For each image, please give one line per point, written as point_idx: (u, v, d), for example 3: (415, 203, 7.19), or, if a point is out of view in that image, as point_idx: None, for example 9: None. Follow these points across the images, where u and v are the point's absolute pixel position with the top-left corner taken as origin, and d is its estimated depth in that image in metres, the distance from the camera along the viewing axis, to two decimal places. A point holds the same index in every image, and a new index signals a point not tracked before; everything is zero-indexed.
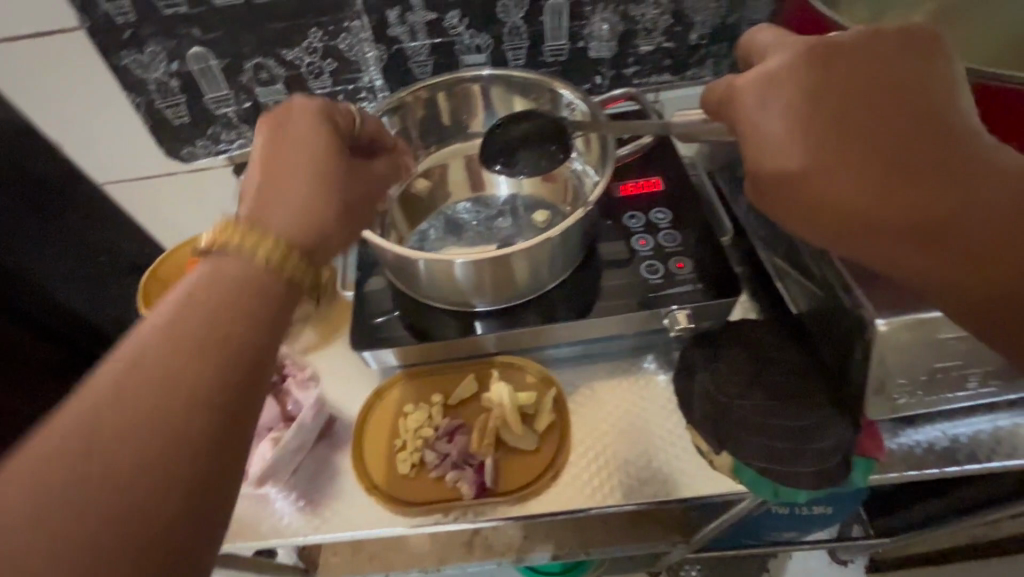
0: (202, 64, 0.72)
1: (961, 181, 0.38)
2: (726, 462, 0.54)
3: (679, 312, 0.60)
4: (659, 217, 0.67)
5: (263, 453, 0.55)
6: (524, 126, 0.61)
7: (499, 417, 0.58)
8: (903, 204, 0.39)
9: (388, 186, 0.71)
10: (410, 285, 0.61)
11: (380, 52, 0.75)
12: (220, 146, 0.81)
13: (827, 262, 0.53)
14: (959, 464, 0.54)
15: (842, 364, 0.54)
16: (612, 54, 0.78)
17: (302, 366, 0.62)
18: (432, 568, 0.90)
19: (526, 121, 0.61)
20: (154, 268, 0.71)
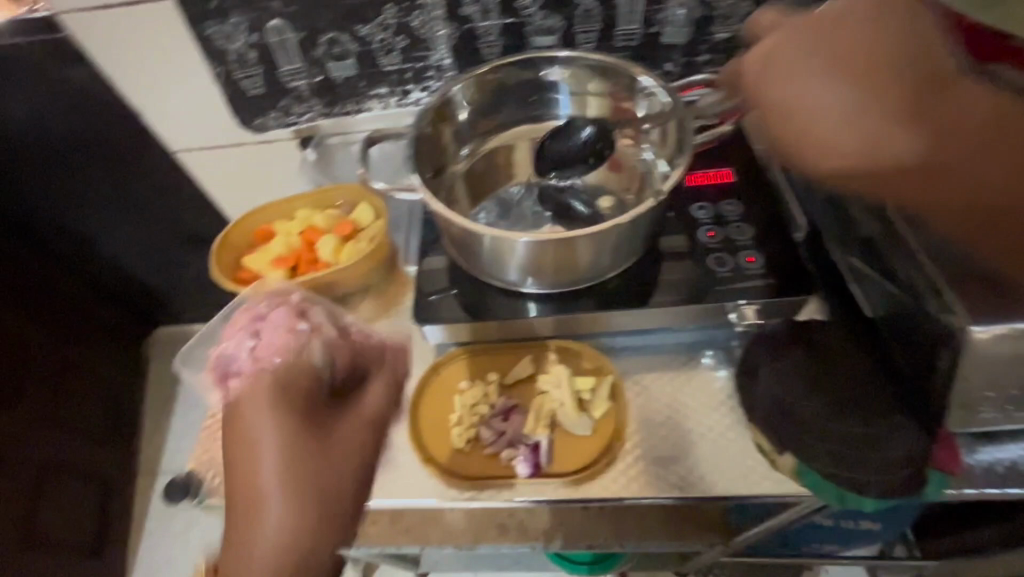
0: (279, 36, 0.74)
1: (1000, 159, 0.37)
2: (788, 464, 0.52)
3: (747, 307, 0.59)
4: (728, 209, 0.65)
5: (329, 416, 0.54)
6: (579, 133, 0.64)
7: (556, 400, 0.59)
8: (935, 156, 0.37)
9: (455, 162, 0.70)
10: (469, 262, 0.61)
11: (451, 31, 0.75)
12: (290, 119, 0.83)
13: (912, 264, 0.50)
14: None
15: (919, 372, 0.51)
16: (686, 40, 0.76)
17: (367, 334, 0.60)
18: (467, 546, 0.91)
19: (581, 128, 0.64)
20: (225, 233, 0.73)
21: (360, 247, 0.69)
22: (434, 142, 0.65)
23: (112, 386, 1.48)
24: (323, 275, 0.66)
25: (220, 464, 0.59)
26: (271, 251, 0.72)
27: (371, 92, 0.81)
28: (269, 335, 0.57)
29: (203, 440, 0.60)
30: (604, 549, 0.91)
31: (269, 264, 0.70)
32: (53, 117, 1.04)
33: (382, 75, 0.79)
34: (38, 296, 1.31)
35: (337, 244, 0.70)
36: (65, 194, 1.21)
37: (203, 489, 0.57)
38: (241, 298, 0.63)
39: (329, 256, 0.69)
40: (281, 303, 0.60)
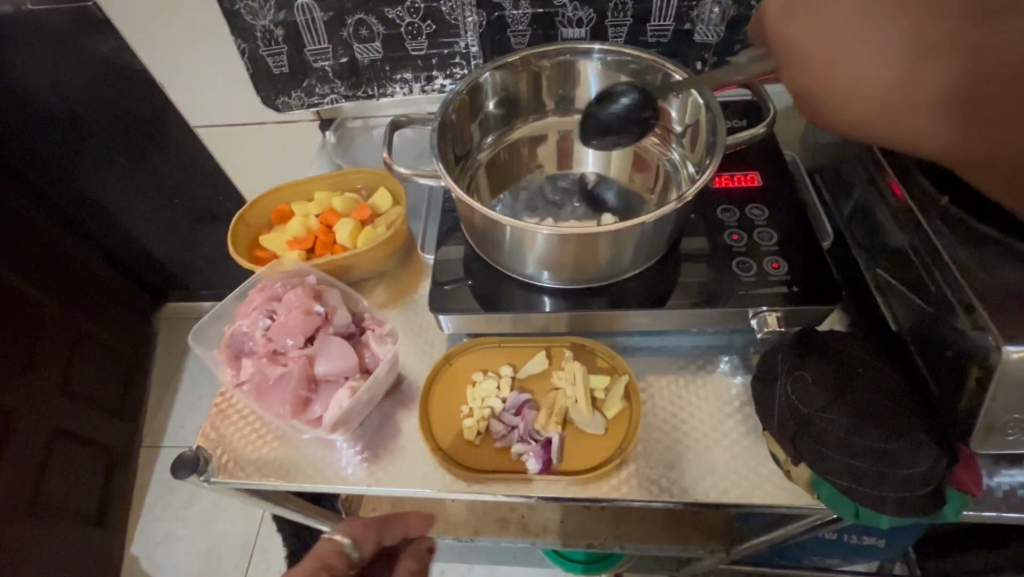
0: (307, 16, 0.73)
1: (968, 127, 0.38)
2: (803, 475, 0.52)
3: (768, 313, 0.57)
4: (755, 213, 0.64)
5: (339, 401, 0.53)
6: (615, 103, 0.58)
7: (569, 397, 0.58)
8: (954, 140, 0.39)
9: (479, 151, 0.70)
10: (490, 253, 0.60)
11: (480, 18, 0.74)
12: (312, 100, 0.82)
13: (948, 280, 0.49)
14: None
15: (947, 390, 0.50)
16: (719, 40, 0.74)
17: (382, 320, 0.60)
18: (467, 537, 0.91)
19: (618, 96, 0.58)
20: (244, 211, 0.73)
21: (378, 232, 0.68)
22: (459, 129, 0.65)
23: (120, 357, 1.49)
24: (341, 259, 0.65)
25: (229, 442, 0.59)
26: (289, 231, 0.71)
27: (395, 76, 0.80)
28: (284, 316, 0.57)
29: (213, 417, 0.60)
30: (604, 549, 0.90)
31: (287, 244, 0.70)
32: (75, 86, 1.04)
33: (408, 59, 0.79)
34: (52, 264, 1.32)
35: (354, 227, 0.69)
36: (83, 164, 1.21)
37: (212, 466, 0.57)
38: (258, 276, 0.62)
39: (346, 240, 0.68)
40: (296, 284, 0.60)
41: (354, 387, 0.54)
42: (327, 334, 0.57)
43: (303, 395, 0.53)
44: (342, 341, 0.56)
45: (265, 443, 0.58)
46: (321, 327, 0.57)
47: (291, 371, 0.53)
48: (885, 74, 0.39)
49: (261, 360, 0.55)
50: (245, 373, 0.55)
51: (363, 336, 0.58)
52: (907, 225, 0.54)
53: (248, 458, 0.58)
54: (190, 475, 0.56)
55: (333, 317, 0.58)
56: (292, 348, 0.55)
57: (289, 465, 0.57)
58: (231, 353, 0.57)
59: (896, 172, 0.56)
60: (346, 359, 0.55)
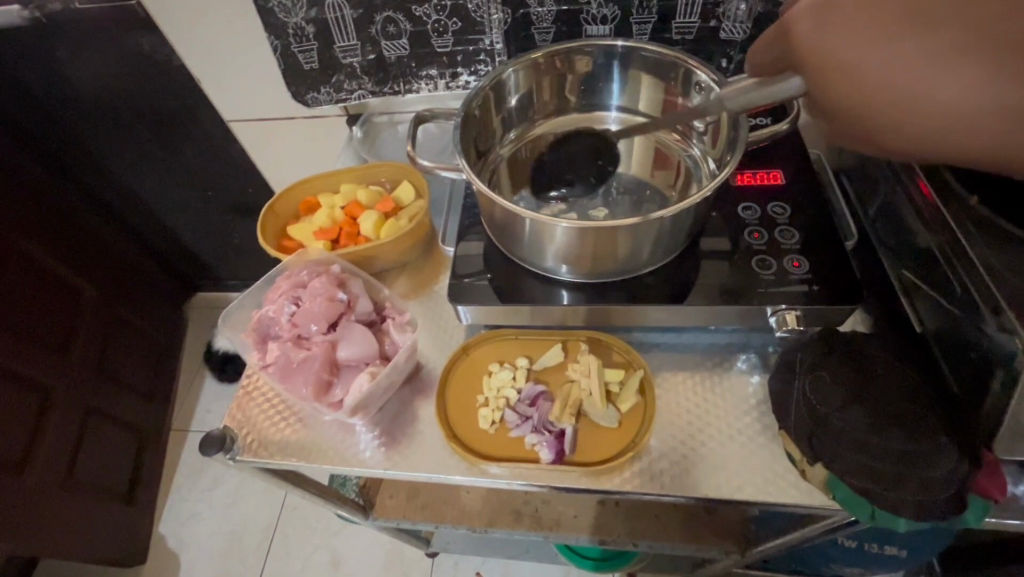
0: (337, 13, 0.75)
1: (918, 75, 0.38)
2: (819, 475, 0.51)
3: (788, 312, 0.56)
4: (776, 210, 0.63)
5: (359, 385, 0.55)
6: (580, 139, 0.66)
7: (584, 389, 0.58)
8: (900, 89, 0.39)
9: (500, 146, 0.71)
10: (509, 246, 0.61)
11: (505, 16, 0.75)
12: (341, 95, 0.85)
13: (975, 282, 0.48)
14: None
15: (971, 393, 0.49)
16: (745, 36, 0.74)
17: (402, 309, 0.61)
18: (481, 529, 0.92)
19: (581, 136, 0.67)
20: (274, 201, 0.75)
21: (401, 224, 0.70)
22: (482, 125, 0.66)
23: (153, 343, 1.55)
24: (365, 250, 0.67)
25: (254, 423, 0.61)
26: (316, 222, 0.73)
27: (421, 73, 0.82)
28: (309, 302, 0.58)
29: (239, 399, 0.63)
30: (617, 546, 0.90)
31: (313, 235, 0.72)
32: (116, 81, 1.09)
33: (433, 56, 0.80)
34: (92, 253, 1.38)
35: (378, 219, 0.71)
36: (123, 156, 1.27)
37: (237, 445, 0.59)
38: (285, 264, 0.64)
39: (370, 231, 0.70)
40: (321, 272, 0.62)
41: (374, 372, 0.56)
42: (349, 321, 0.58)
43: (325, 378, 0.55)
44: (364, 328, 0.58)
45: (288, 425, 0.61)
46: (344, 314, 0.59)
47: (314, 355, 0.55)
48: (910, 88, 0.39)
49: (286, 344, 0.56)
50: (271, 356, 0.57)
51: (383, 324, 0.60)
52: (933, 225, 0.53)
53: (272, 439, 0.60)
54: (217, 453, 0.58)
55: (355, 304, 0.59)
56: (316, 333, 0.57)
57: (311, 446, 0.59)
58: (257, 337, 0.59)
59: (923, 171, 0.55)
60: (367, 345, 0.57)
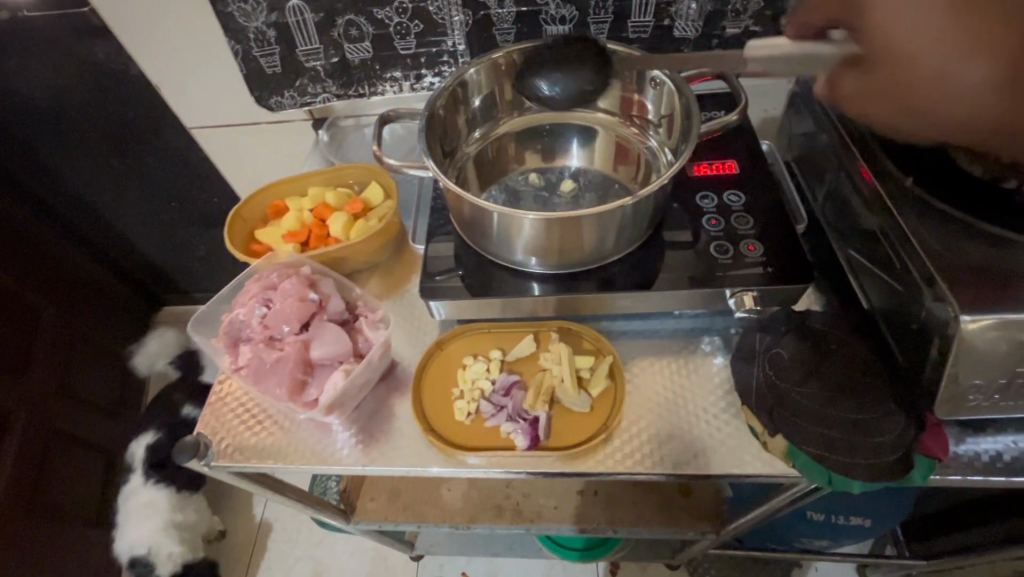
0: (299, 17, 0.75)
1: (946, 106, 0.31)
2: (779, 446, 0.54)
3: (743, 295, 0.59)
4: (731, 199, 0.66)
5: (333, 382, 0.55)
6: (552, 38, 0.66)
7: (555, 377, 0.60)
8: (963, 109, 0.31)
9: (467, 145, 0.72)
10: (480, 242, 0.63)
11: (466, 17, 0.77)
12: (305, 99, 0.85)
13: (911, 257, 0.51)
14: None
15: (913, 361, 0.53)
16: (697, 34, 0.77)
17: (374, 306, 0.62)
18: (463, 525, 0.93)
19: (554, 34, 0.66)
20: (240, 206, 0.74)
21: (371, 224, 0.71)
22: (447, 124, 0.67)
23: (117, 360, 1.50)
24: (334, 250, 0.67)
25: (228, 428, 0.61)
26: (284, 225, 0.73)
27: (386, 75, 0.83)
28: (279, 304, 0.58)
29: (212, 404, 0.62)
30: (598, 535, 0.92)
31: (282, 238, 0.72)
32: (70, 91, 1.06)
33: (397, 58, 0.81)
34: (47, 270, 1.33)
35: (347, 220, 0.71)
36: (78, 167, 1.23)
37: (211, 451, 0.59)
38: (254, 268, 0.64)
39: (339, 232, 0.71)
40: (292, 274, 0.62)
41: (348, 369, 0.56)
42: (322, 321, 0.58)
43: (299, 378, 0.55)
44: (337, 326, 0.58)
45: (264, 427, 0.60)
46: (316, 314, 0.59)
47: (287, 355, 0.55)
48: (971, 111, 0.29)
49: (257, 346, 0.56)
50: (242, 359, 0.56)
51: (356, 322, 0.60)
52: (874, 207, 0.57)
53: (248, 442, 0.60)
54: (191, 459, 0.58)
55: (327, 304, 0.59)
56: (288, 334, 0.57)
57: (286, 447, 0.59)
58: (228, 341, 0.58)
59: (862, 156, 0.59)
60: (340, 343, 0.57)
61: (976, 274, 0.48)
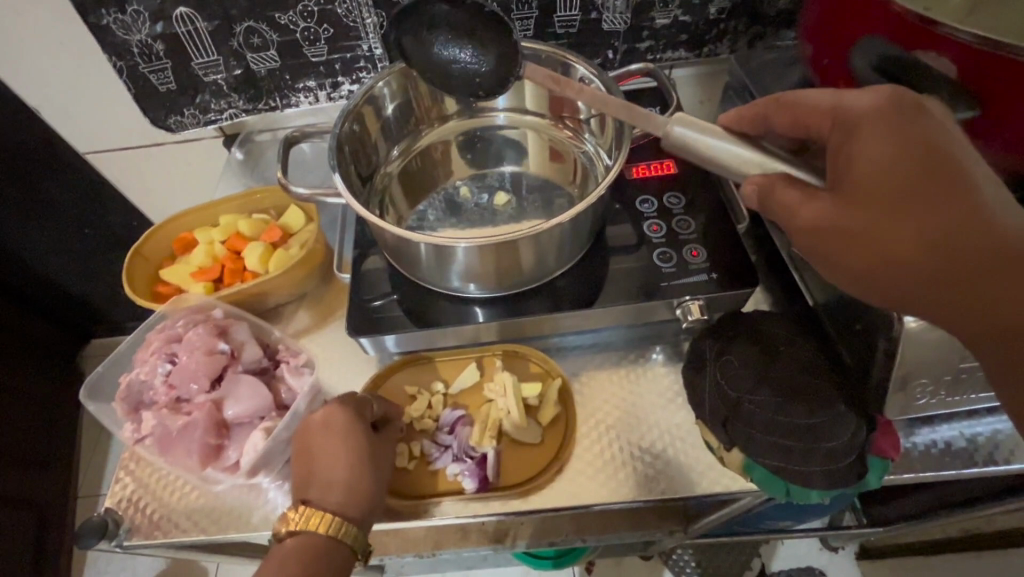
0: (189, 26, 0.67)
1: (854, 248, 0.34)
2: (735, 460, 0.52)
3: (691, 303, 0.57)
4: (672, 201, 0.64)
5: (253, 444, 0.49)
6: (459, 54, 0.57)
7: (501, 409, 0.56)
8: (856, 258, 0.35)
9: (386, 163, 0.67)
10: (409, 268, 0.57)
11: (379, 19, 0.70)
12: (209, 116, 0.77)
13: None
14: (978, 466, 0.52)
15: (860, 361, 0.52)
16: (626, 26, 0.74)
17: (297, 350, 0.56)
18: (428, 553, 0.89)
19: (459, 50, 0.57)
20: (140, 244, 0.67)
21: (291, 254, 0.64)
22: (362, 141, 0.61)
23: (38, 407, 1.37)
24: (248, 288, 0.61)
25: (142, 500, 0.54)
26: (193, 261, 0.66)
27: (298, 85, 0.76)
28: (185, 359, 0.52)
29: (122, 475, 0.55)
30: (566, 546, 0.89)
31: (191, 276, 0.65)
32: None
33: (309, 67, 0.74)
34: None
35: (264, 251, 0.65)
36: None
37: (124, 529, 0.52)
38: (157, 316, 0.57)
39: (256, 265, 0.64)
40: (200, 321, 0.55)
41: (269, 428, 0.50)
42: (235, 373, 0.52)
43: (213, 443, 0.49)
44: (253, 378, 0.52)
45: (183, 495, 0.54)
46: (228, 366, 0.53)
47: (195, 420, 0.49)
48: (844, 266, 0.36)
49: (161, 412, 0.50)
50: (146, 426, 0.50)
51: (277, 370, 0.54)
52: None
53: (166, 514, 0.53)
54: (100, 542, 0.51)
55: (240, 354, 0.53)
56: (197, 393, 0.51)
57: (210, 515, 0.53)
58: (129, 406, 0.52)
59: None
60: (258, 398, 0.51)
61: None
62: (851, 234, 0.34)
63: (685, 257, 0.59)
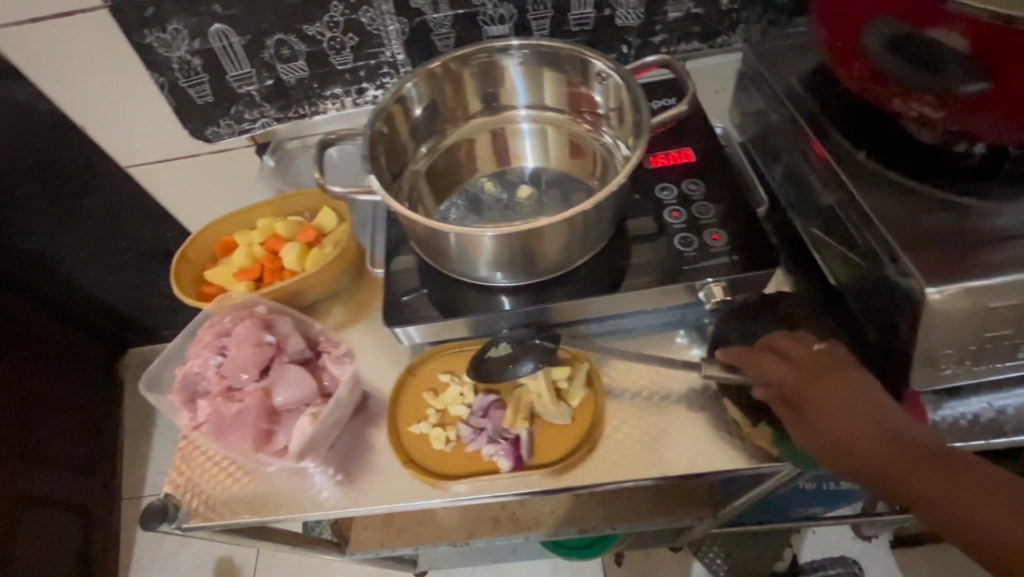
0: (224, 41, 0.71)
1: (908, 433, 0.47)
2: (765, 433, 0.54)
3: (714, 285, 0.59)
4: (692, 188, 0.65)
5: (302, 429, 0.53)
6: None
7: (533, 392, 0.59)
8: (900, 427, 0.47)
9: (415, 161, 0.69)
10: (440, 261, 0.60)
11: (402, 25, 0.74)
12: (242, 126, 0.81)
13: (873, 234, 0.52)
14: (1023, 433, 0.53)
15: (883, 336, 0.53)
16: (640, 21, 0.76)
17: (337, 341, 0.59)
18: (461, 541, 0.91)
19: None
20: (186, 247, 0.71)
21: (325, 253, 0.68)
22: (392, 142, 0.64)
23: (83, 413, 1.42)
24: (289, 286, 0.64)
25: (198, 486, 0.57)
26: (234, 263, 0.70)
27: (325, 93, 0.79)
28: (235, 351, 0.55)
29: (178, 463, 0.59)
30: (596, 534, 0.90)
31: (233, 277, 0.69)
32: None
33: (335, 74, 0.77)
34: None
35: (300, 251, 0.68)
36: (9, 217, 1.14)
37: (183, 512, 0.56)
38: (205, 314, 0.61)
39: (294, 264, 0.68)
40: (246, 316, 0.59)
41: (316, 413, 0.53)
42: (282, 364, 0.56)
43: (264, 428, 0.52)
44: (299, 368, 0.55)
45: (235, 481, 0.57)
46: (275, 357, 0.56)
47: (248, 406, 0.52)
48: (895, 421, 0.47)
49: (216, 400, 0.53)
50: (202, 415, 0.54)
51: (319, 360, 0.58)
52: (831, 183, 0.57)
53: (220, 498, 0.57)
54: (161, 524, 0.54)
55: (286, 345, 0.57)
56: (248, 382, 0.54)
57: (261, 499, 0.56)
58: (185, 396, 0.55)
59: (815, 134, 0.59)
60: (305, 386, 0.54)
61: (935, 244, 0.49)
62: (900, 428, 0.47)
63: (706, 241, 0.61)
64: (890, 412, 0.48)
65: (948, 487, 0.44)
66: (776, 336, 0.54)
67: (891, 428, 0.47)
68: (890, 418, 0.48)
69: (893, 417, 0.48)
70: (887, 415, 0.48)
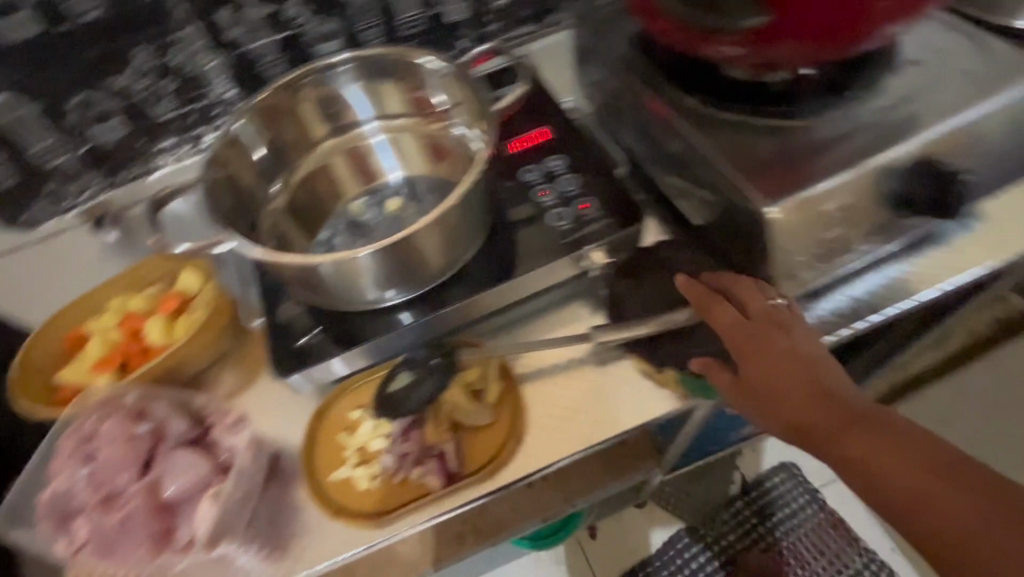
0: (13, 114, 0.64)
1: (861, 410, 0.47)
2: (671, 377, 0.57)
3: (593, 251, 0.61)
4: (554, 164, 0.67)
5: (203, 515, 0.48)
6: None
7: (448, 402, 0.57)
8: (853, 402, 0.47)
9: (270, 200, 0.65)
10: (318, 296, 0.56)
11: (220, 61, 0.69)
12: (68, 203, 0.72)
13: (715, 171, 0.56)
14: (879, 311, 0.59)
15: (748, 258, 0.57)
16: (468, 15, 0.76)
17: (225, 409, 0.54)
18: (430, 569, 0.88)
19: None
20: (28, 352, 0.62)
21: (193, 318, 0.62)
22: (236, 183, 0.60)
23: None
24: (159, 364, 0.58)
25: None
26: (89, 356, 0.62)
27: (156, 148, 0.73)
28: (106, 452, 0.49)
29: None
30: (560, 516, 0.91)
31: (92, 371, 0.61)
32: None
33: (161, 126, 0.71)
34: None
35: (165, 322, 0.62)
36: None
37: None
38: (64, 421, 0.54)
39: (160, 339, 0.61)
40: (112, 411, 0.52)
41: (216, 493, 0.49)
42: (165, 451, 0.50)
43: (159, 527, 0.47)
44: (185, 451, 0.50)
45: None
46: (156, 447, 0.50)
47: (133, 510, 0.47)
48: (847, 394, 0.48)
49: (95, 513, 0.47)
50: (82, 534, 0.47)
51: (209, 435, 0.53)
52: (671, 132, 0.61)
53: None
54: None
55: (166, 430, 0.51)
56: (129, 483, 0.48)
57: None
58: (58, 519, 0.49)
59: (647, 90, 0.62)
60: (196, 468, 0.49)
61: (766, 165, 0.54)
62: (846, 400, 0.47)
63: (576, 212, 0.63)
64: (851, 392, 0.48)
65: (879, 458, 0.45)
66: (730, 277, 0.55)
67: (840, 400, 0.48)
68: (847, 392, 0.48)
69: (850, 396, 0.48)
70: (845, 393, 0.48)
